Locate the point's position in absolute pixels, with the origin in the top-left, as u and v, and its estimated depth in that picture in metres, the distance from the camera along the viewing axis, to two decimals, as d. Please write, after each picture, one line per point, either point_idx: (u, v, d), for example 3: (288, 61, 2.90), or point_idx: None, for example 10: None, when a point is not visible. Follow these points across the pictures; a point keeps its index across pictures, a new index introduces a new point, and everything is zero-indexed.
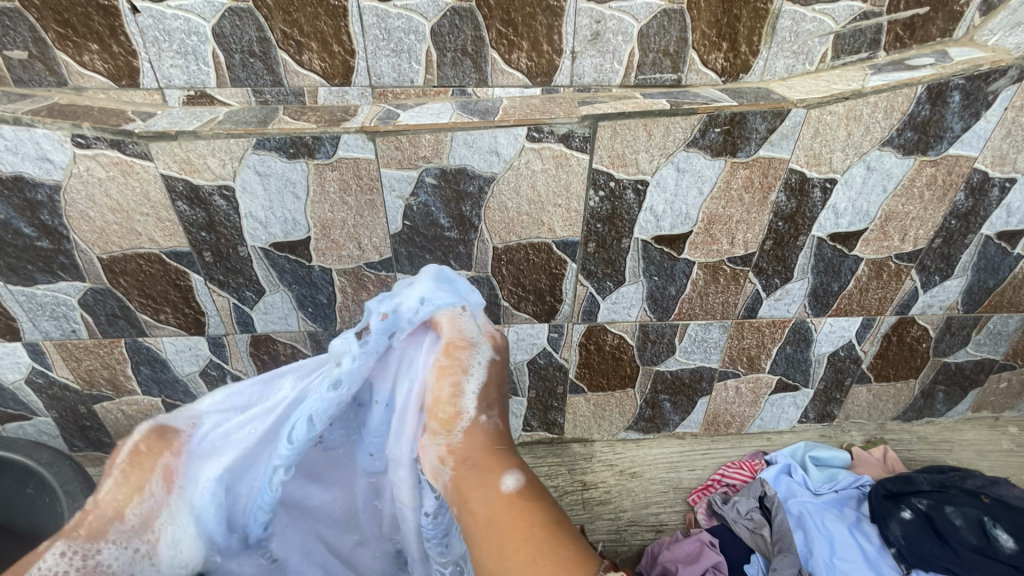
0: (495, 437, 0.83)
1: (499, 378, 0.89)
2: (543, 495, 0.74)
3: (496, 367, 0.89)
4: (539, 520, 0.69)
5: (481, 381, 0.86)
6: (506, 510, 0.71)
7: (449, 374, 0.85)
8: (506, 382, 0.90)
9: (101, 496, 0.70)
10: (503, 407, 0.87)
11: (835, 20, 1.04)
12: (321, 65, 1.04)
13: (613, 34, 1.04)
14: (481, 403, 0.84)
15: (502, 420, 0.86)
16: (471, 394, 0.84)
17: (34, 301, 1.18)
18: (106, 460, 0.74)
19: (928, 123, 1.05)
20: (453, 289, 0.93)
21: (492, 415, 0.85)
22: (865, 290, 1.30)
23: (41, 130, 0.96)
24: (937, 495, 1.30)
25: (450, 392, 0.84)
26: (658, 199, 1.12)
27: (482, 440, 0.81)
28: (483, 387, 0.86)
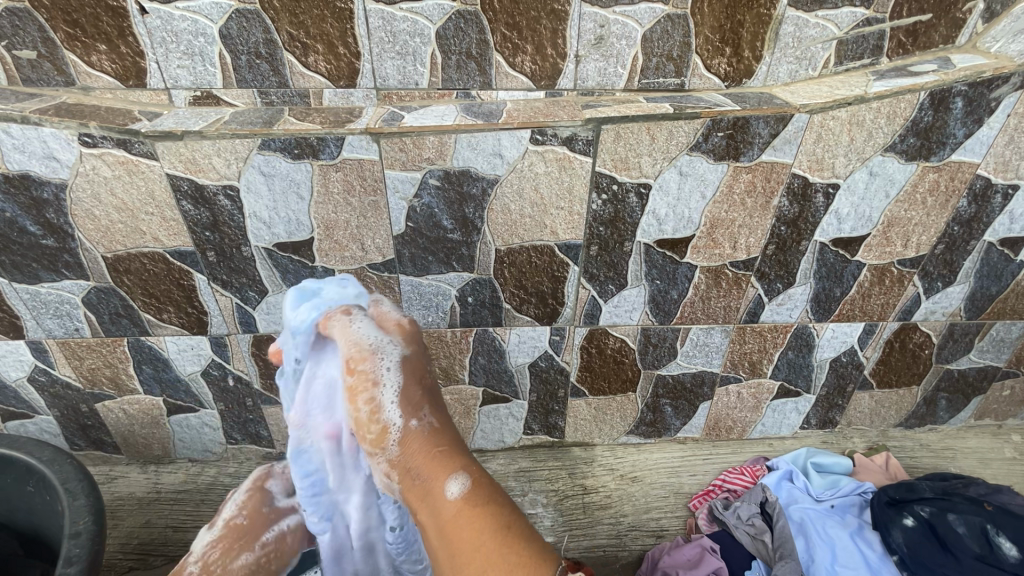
0: (432, 435, 0.89)
1: (418, 372, 0.94)
2: (485, 486, 0.82)
3: (414, 361, 0.94)
4: (490, 519, 0.78)
5: (399, 386, 0.90)
6: (457, 517, 0.79)
7: (365, 392, 0.89)
8: (426, 372, 0.96)
9: (235, 564, 0.91)
10: (430, 397, 0.93)
11: (837, 26, 1.05)
12: (327, 67, 1.05)
13: (617, 38, 1.04)
14: (405, 407, 0.89)
15: (434, 412, 0.92)
16: (393, 403, 0.89)
17: (38, 298, 1.18)
18: (247, 522, 0.95)
19: (931, 129, 1.06)
20: (313, 301, 0.99)
21: (424, 414, 0.90)
22: (868, 295, 1.29)
23: (49, 128, 0.97)
24: (940, 502, 1.28)
25: (375, 407, 0.89)
26: (661, 203, 1.12)
27: (420, 443, 0.88)
28: (404, 390, 0.90)
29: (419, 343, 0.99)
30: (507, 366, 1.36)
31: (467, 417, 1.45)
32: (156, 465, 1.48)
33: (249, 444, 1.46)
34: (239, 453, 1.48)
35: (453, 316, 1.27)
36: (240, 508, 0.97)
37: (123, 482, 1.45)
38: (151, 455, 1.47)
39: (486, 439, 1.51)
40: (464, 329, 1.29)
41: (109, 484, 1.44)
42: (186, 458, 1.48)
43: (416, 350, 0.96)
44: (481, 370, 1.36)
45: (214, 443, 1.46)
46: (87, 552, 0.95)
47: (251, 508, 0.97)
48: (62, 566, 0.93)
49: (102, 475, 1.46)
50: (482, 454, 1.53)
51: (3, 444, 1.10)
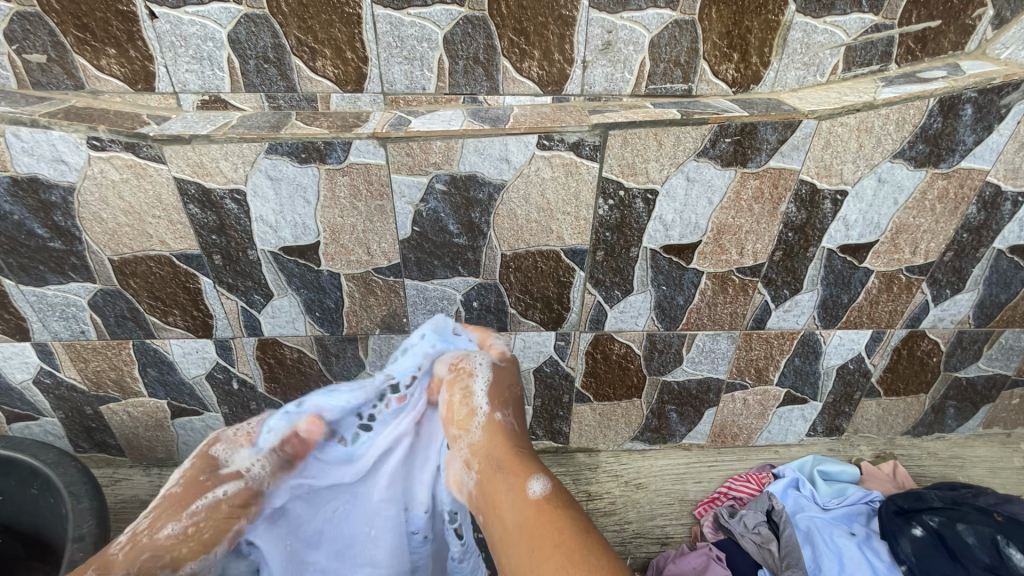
0: (512, 435, 0.90)
1: (510, 381, 0.99)
2: (565, 494, 0.79)
3: (506, 372, 1.00)
4: (569, 520, 0.74)
5: (489, 380, 0.97)
6: (535, 513, 0.76)
7: (460, 384, 0.97)
8: (518, 386, 0.99)
9: (160, 537, 0.80)
10: (515, 403, 0.96)
11: (846, 32, 1.05)
12: (334, 71, 1.05)
13: (625, 44, 1.04)
14: (494, 400, 0.94)
15: (517, 417, 0.94)
16: (482, 392, 0.95)
17: (44, 301, 1.18)
18: (179, 489, 0.85)
19: (940, 136, 1.05)
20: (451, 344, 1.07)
21: (507, 412, 0.94)
22: (875, 302, 1.29)
23: (58, 132, 0.97)
24: (949, 512, 1.27)
25: (466, 396, 0.95)
26: (668, 209, 1.11)
27: (501, 438, 0.89)
28: (494, 385, 0.96)
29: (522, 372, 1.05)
30: None
31: None
32: (159, 468, 1.47)
33: None
34: None
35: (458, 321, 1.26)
36: (180, 481, 0.86)
37: (127, 485, 1.44)
38: (155, 458, 1.47)
39: None
40: None
41: (113, 486, 1.44)
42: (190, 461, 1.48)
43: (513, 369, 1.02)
44: None
45: None
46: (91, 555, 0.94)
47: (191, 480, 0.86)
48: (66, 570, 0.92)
49: (105, 478, 1.46)
50: None
51: (8, 446, 1.10)
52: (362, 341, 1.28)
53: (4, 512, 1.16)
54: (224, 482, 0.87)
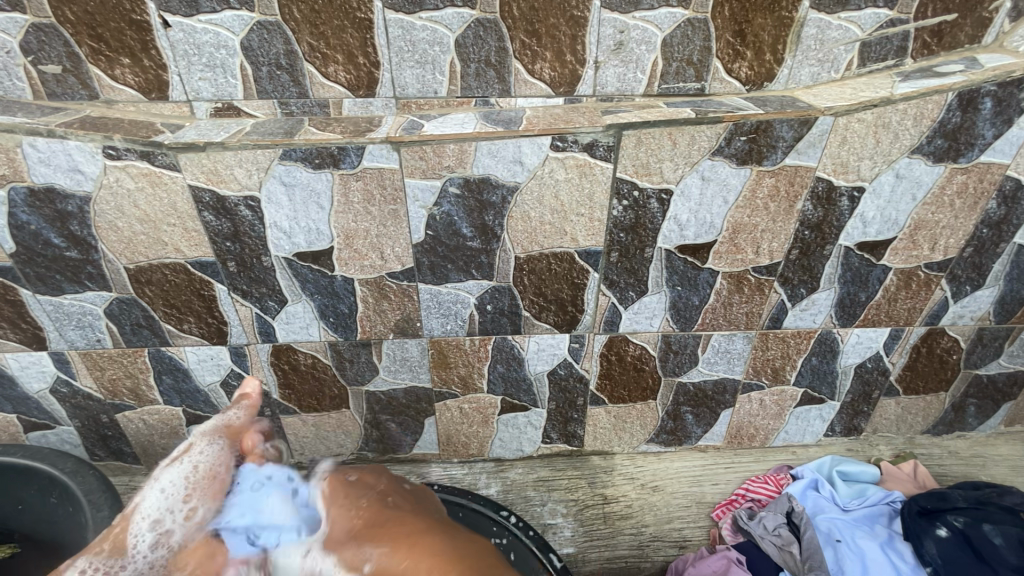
0: (393, 554, 0.63)
1: (351, 514, 0.72)
2: (437, 535, 0.66)
3: (340, 516, 0.73)
4: (443, 542, 0.65)
5: (331, 551, 0.67)
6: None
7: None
8: (361, 504, 0.74)
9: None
10: (372, 530, 0.68)
11: (860, 28, 1.04)
12: (346, 76, 1.05)
13: (637, 43, 1.04)
14: (346, 561, 0.65)
15: (382, 536, 0.67)
16: (332, 574, 0.64)
17: (61, 310, 1.19)
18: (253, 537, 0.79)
19: (959, 130, 1.04)
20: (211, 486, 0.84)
21: (368, 545, 0.65)
22: (894, 299, 1.27)
23: (74, 142, 0.98)
24: (975, 512, 1.25)
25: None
26: (683, 208, 1.11)
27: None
28: (337, 551, 0.66)
29: (355, 481, 0.80)
30: (525, 375, 1.35)
31: (486, 426, 1.44)
32: None
33: None
34: None
35: (472, 324, 1.26)
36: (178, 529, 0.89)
37: None
38: None
39: (505, 448, 1.49)
40: (482, 337, 1.28)
41: (129, 494, 1.44)
42: None
43: (339, 491, 0.77)
44: (500, 378, 1.35)
45: None
46: None
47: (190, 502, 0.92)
48: None
49: (121, 486, 1.46)
50: (500, 463, 1.52)
51: (28, 455, 1.11)
52: (376, 346, 1.28)
53: (23, 520, 1.16)
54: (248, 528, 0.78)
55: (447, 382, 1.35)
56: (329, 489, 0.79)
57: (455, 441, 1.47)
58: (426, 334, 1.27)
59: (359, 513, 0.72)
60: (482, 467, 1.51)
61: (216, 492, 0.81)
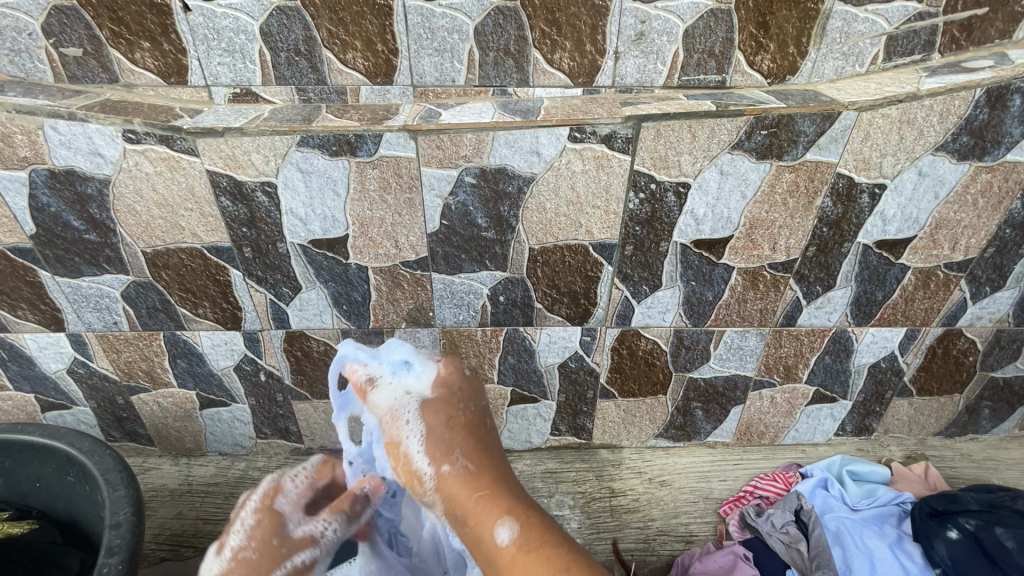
0: (468, 479, 0.80)
1: (447, 417, 0.84)
2: (513, 489, 0.80)
3: (441, 404, 0.85)
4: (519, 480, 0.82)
5: (425, 433, 0.83)
6: (513, 567, 0.71)
7: (395, 450, 0.84)
8: (465, 410, 0.86)
9: None
10: (465, 440, 0.83)
11: (888, 21, 1.01)
12: (364, 64, 1.05)
13: (658, 34, 1.02)
14: (435, 453, 0.81)
15: (469, 453, 0.82)
16: (420, 451, 0.82)
17: (79, 292, 1.20)
18: (254, 559, 0.82)
19: (986, 128, 1.02)
20: (283, 516, 0.86)
21: (457, 458, 0.81)
22: (911, 299, 1.25)
23: (94, 125, 0.98)
24: (986, 516, 1.24)
25: (404, 455, 0.83)
26: (700, 203, 1.10)
27: (458, 489, 0.79)
28: (431, 438, 0.82)
29: (470, 394, 0.88)
30: (536, 367, 1.35)
31: (495, 416, 1.45)
32: (188, 458, 1.50)
33: (279, 439, 1.47)
34: (268, 447, 1.49)
35: (484, 315, 1.26)
36: (246, 549, 0.83)
37: (157, 473, 1.47)
38: (183, 448, 1.49)
39: (514, 440, 1.50)
40: (494, 328, 1.28)
41: (143, 475, 1.47)
42: (216, 452, 1.50)
43: (451, 391, 0.87)
44: (511, 369, 1.36)
45: (244, 437, 1.47)
46: (128, 542, 0.96)
47: (262, 511, 0.85)
48: (104, 557, 0.93)
49: (136, 467, 1.49)
50: (508, 454, 1.52)
51: (46, 434, 1.12)
52: (388, 334, 1.29)
53: (42, 497, 1.18)
54: (301, 551, 0.85)
55: None
56: (432, 387, 0.87)
57: None
58: (438, 324, 1.27)
59: (455, 420, 0.84)
60: None
61: (262, 531, 0.84)
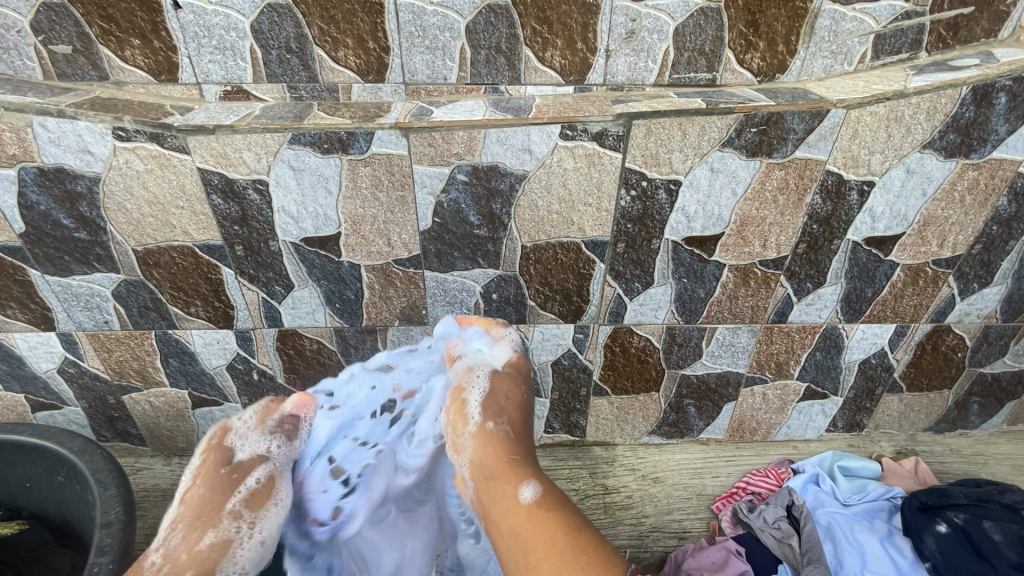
0: (504, 442, 0.97)
1: (509, 390, 1.03)
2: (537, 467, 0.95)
3: (507, 379, 1.05)
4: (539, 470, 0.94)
5: (484, 393, 1.02)
6: (529, 518, 0.85)
7: (460, 397, 1.04)
8: (521, 396, 1.03)
9: (200, 546, 0.90)
10: (508, 411, 1.01)
11: (875, 19, 1.02)
12: (356, 61, 1.05)
13: (649, 32, 1.03)
14: (487, 410, 1.00)
15: (513, 423, 1.00)
16: (475, 405, 1.02)
17: (69, 291, 1.19)
18: (205, 493, 0.95)
19: (972, 125, 1.03)
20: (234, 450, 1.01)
21: (501, 421, 0.99)
22: (901, 295, 1.26)
23: (84, 122, 0.98)
24: (975, 509, 1.25)
25: (461, 404, 1.02)
26: (691, 200, 1.10)
27: (495, 445, 0.97)
28: (488, 398, 1.01)
29: (523, 382, 1.05)
30: None
31: None
32: (180, 457, 1.49)
33: None
34: None
35: (477, 313, 1.26)
36: (201, 490, 0.95)
37: (149, 474, 1.46)
38: (175, 448, 1.48)
39: None
40: None
41: (135, 475, 1.46)
42: None
43: (517, 372, 1.07)
44: None
45: None
46: (118, 542, 0.95)
47: (208, 451, 1.01)
48: (95, 556, 0.93)
49: (127, 467, 1.48)
50: None
51: (36, 434, 1.12)
52: (381, 332, 1.29)
53: (31, 497, 1.17)
54: (253, 470, 0.99)
55: None
56: (508, 361, 1.09)
57: None
58: (431, 322, 1.27)
59: (512, 392, 1.03)
60: None
61: (209, 468, 0.98)
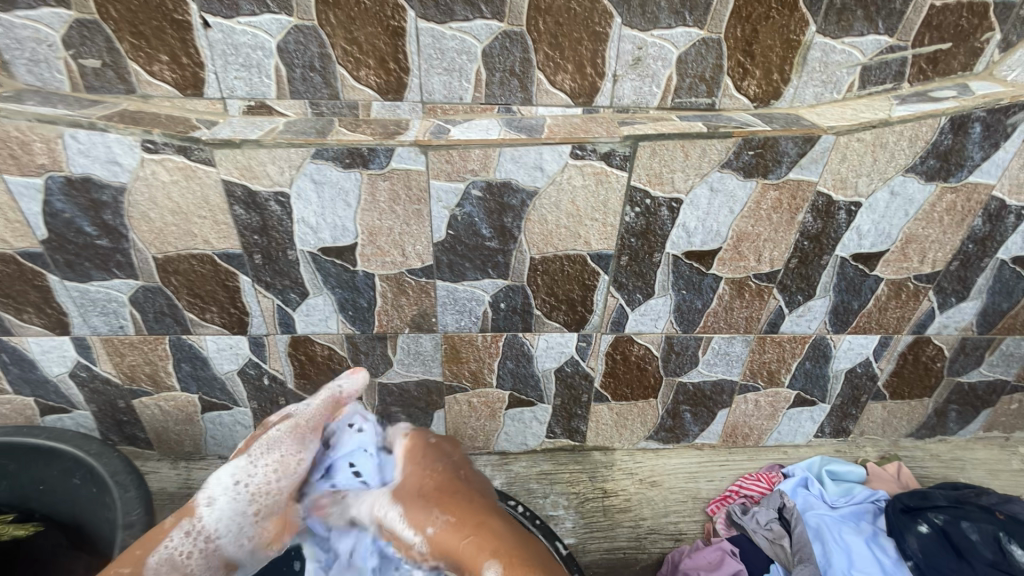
0: (454, 526, 0.78)
1: (422, 481, 0.85)
2: (495, 522, 0.79)
3: (413, 479, 0.86)
4: (500, 512, 0.82)
5: (403, 509, 0.83)
6: None
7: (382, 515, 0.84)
8: (433, 473, 0.86)
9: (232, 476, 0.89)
10: (439, 496, 0.82)
11: (862, 53, 1.11)
12: (376, 81, 1.10)
13: (653, 59, 1.10)
14: (414, 520, 0.81)
15: (447, 507, 0.81)
16: (401, 526, 0.82)
17: (87, 296, 1.22)
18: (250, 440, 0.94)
19: (950, 152, 1.11)
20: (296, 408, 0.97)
21: (434, 513, 0.80)
22: (884, 308, 1.34)
23: (114, 135, 1.01)
24: (954, 510, 1.33)
25: (392, 536, 0.83)
26: (691, 217, 1.17)
27: (446, 542, 0.77)
28: (407, 509, 0.82)
29: (433, 441, 0.93)
30: (533, 371, 1.41)
31: (492, 419, 1.49)
32: (187, 461, 1.51)
33: None
34: None
35: (485, 321, 1.31)
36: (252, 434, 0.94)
37: (155, 477, 1.48)
38: (182, 451, 1.50)
39: (510, 442, 1.55)
40: (494, 334, 1.33)
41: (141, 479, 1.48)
42: (216, 455, 1.52)
43: (412, 460, 0.90)
44: (509, 374, 1.41)
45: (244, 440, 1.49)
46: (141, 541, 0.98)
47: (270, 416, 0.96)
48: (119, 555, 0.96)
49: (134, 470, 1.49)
50: (505, 456, 1.57)
51: (52, 437, 1.14)
52: (391, 339, 1.33)
53: (46, 501, 1.19)
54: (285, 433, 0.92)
55: (457, 375, 1.41)
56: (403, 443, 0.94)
57: (463, 433, 1.52)
58: (441, 330, 1.32)
59: (430, 468, 0.87)
60: (487, 459, 1.56)
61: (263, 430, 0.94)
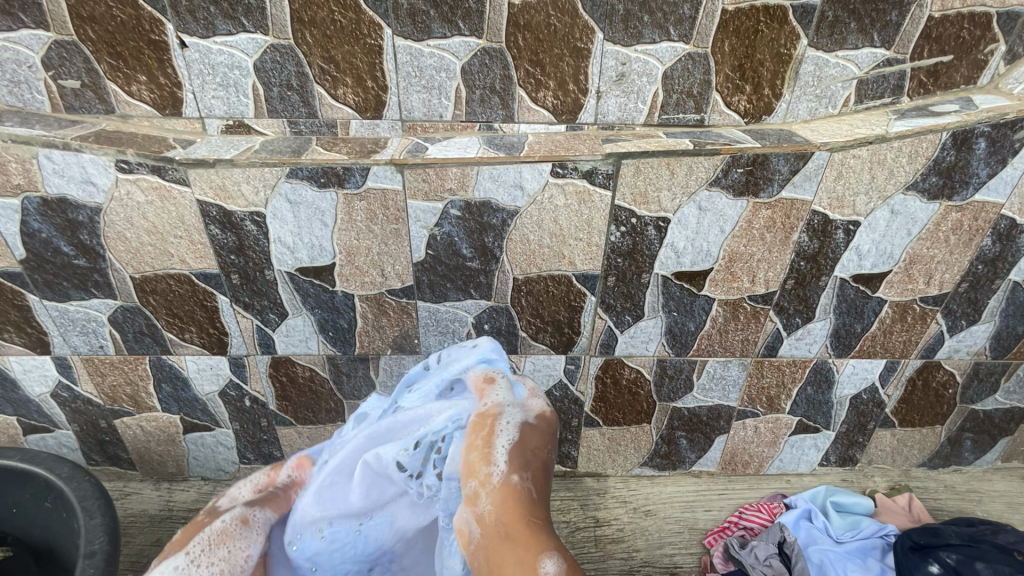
0: (532, 504, 0.65)
1: (539, 445, 0.73)
2: None
3: (536, 433, 0.75)
4: None
5: (516, 441, 0.72)
6: None
7: (483, 425, 0.75)
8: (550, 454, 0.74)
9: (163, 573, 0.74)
10: (543, 472, 0.70)
11: (858, 66, 1.06)
12: (354, 99, 1.08)
13: (638, 75, 1.06)
14: (516, 459, 0.70)
15: (540, 484, 0.69)
16: (504, 447, 0.71)
17: (66, 316, 1.21)
18: (185, 531, 0.79)
19: (954, 168, 1.05)
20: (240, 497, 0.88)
21: (529, 475, 0.68)
22: (889, 332, 1.28)
23: (88, 155, 1.00)
24: (968, 550, 1.24)
25: (486, 441, 0.72)
26: (680, 236, 1.12)
27: (520, 502, 0.65)
28: (520, 446, 0.71)
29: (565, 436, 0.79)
30: None
31: None
32: (169, 483, 1.49)
33: (262, 464, 1.47)
34: (251, 472, 1.48)
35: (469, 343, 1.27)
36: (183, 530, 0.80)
37: (137, 499, 1.46)
38: (165, 472, 1.48)
39: None
40: None
41: (123, 500, 1.46)
42: (199, 476, 1.49)
43: (550, 429, 0.77)
44: None
45: (227, 462, 1.46)
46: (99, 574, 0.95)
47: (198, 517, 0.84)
48: None
49: (116, 491, 1.47)
50: None
51: (25, 459, 1.12)
52: (373, 360, 1.30)
53: (19, 524, 1.17)
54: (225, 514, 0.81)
55: None
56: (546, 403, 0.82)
57: None
58: (423, 351, 1.28)
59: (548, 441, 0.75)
60: None
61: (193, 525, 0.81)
